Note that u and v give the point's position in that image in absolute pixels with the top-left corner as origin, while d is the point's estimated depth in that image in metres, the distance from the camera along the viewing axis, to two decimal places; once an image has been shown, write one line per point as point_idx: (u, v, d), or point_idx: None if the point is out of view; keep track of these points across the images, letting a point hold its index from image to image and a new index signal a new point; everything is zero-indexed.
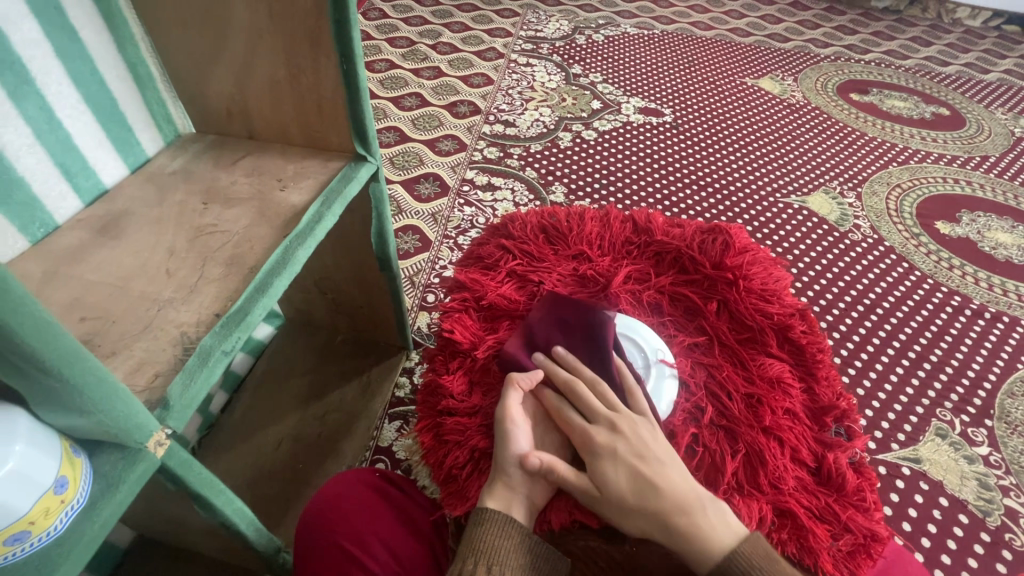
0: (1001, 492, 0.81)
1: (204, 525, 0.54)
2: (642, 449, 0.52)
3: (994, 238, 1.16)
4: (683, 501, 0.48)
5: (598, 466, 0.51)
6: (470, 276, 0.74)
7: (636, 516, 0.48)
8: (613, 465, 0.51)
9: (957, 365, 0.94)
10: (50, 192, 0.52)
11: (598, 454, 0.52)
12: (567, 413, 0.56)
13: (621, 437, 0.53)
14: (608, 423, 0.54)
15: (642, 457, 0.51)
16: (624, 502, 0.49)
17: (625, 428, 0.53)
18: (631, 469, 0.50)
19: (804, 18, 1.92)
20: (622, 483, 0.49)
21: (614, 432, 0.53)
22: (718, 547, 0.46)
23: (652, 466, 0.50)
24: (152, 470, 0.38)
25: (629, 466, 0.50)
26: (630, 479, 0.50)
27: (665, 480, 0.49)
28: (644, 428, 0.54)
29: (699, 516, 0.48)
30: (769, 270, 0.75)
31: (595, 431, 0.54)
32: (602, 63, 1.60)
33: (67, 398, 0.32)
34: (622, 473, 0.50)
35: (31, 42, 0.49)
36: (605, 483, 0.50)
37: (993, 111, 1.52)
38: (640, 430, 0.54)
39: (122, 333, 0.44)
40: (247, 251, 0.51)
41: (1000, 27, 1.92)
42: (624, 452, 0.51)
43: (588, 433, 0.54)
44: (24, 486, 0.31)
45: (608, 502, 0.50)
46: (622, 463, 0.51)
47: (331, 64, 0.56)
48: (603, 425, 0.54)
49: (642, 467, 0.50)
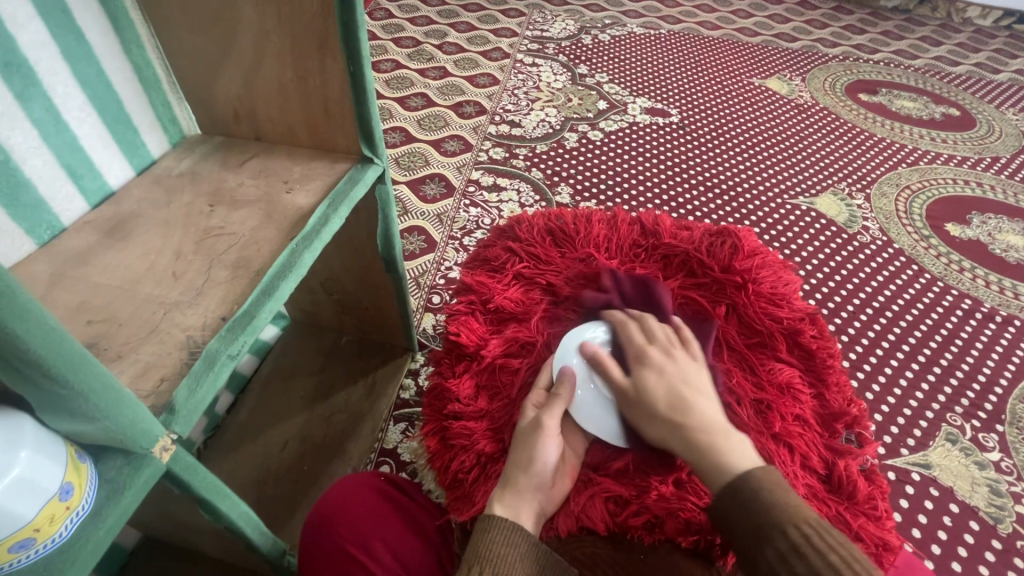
0: (1013, 498, 0.80)
1: (209, 528, 0.54)
2: (687, 378, 0.56)
3: (1005, 240, 1.15)
4: (707, 420, 0.51)
5: (640, 373, 0.57)
6: (477, 278, 0.73)
7: (661, 421, 0.53)
8: (654, 377, 0.56)
9: (968, 369, 0.93)
10: (56, 194, 0.52)
11: (644, 366, 0.58)
12: (631, 331, 0.62)
13: (669, 360, 0.58)
14: (662, 348, 0.59)
15: (683, 379, 0.55)
16: (653, 406, 0.54)
17: (676, 356, 0.58)
18: (668, 385, 0.55)
19: (811, 17, 1.91)
20: (658, 395, 0.55)
21: (664, 355, 0.59)
22: (724, 465, 0.47)
23: (689, 388, 0.54)
24: (157, 474, 0.38)
25: (668, 382, 0.55)
26: (665, 391, 0.55)
27: (697, 400, 0.53)
28: (693, 362, 0.58)
29: (719, 437, 0.50)
30: (778, 273, 0.74)
31: (647, 350, 0.59)
32: (608, 63, 1.59)
33: (74, 404, 0.32)
34: (659, 385, 0.55)
35: (38, 43, 0.49)
36: (641, 388, 0.56)
37: (1004, 111, 1.51)
38: (688, 361, 0.58)
39: (128, 337, 0.44)
40: (253, 253, 0.51)
41: (1011, 27, 1.90)
42: (667, 370, 0.57)
43: (642, 354, 0.59)
44: (29, 492, 0.31)
45: (640, 405, 0.55)
46: (663, 378, 0.56)
47: (338, 66, 0.55)
48: (658, 348, 0.59)
49: (679, 386, 0.55)
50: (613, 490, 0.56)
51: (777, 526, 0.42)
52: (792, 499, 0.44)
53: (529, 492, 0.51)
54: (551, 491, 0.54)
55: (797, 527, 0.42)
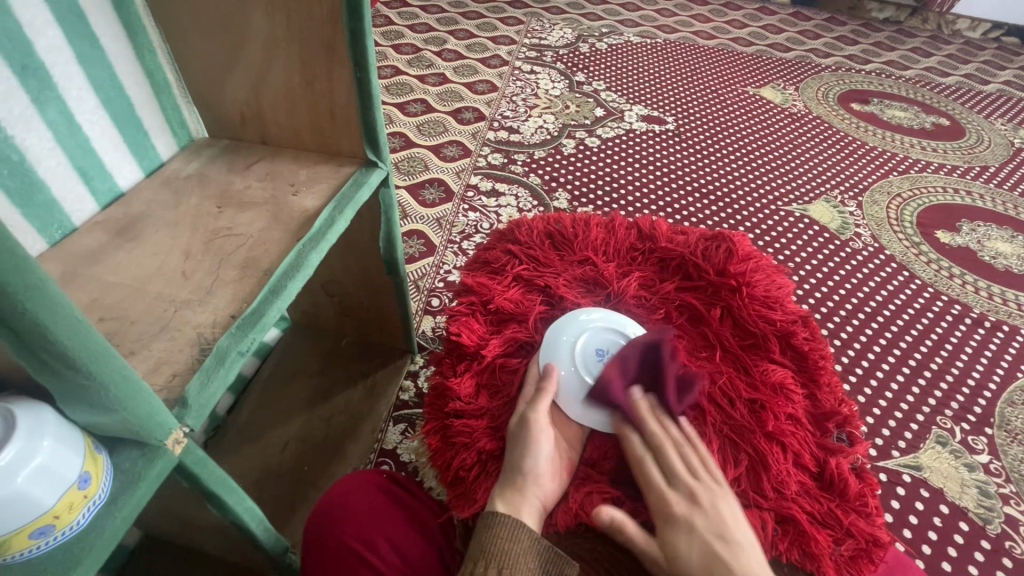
0: (1001, 499, 0.81)
1: (214, 524, 0.55)
2: (721, 529, 0.50)
3: (994, 247, 1.17)
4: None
5: (670, 533, 0.50)
6: (477, 280, 0.75)
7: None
8: (687, 538, 0.50)
9: (957, 373, 0.95)
10: (68, 195, 0.53)
11: (673, 523, 0.51)
12: (647, 472, 0.56)
13: (699, 508, 0.52)
14: (689, 493, 0.53)
15: (720, 537, 0.50)
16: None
17: (705, 502, 0.52)
18: (706, 547, 0.49)
19: (805, 28, 1.94)
20: (696, 559, 0.48)
21: (692, 503, 0.52)
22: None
23: (730, 549, 0.49)
24: (169, 467, 0.39)
25: (705, 542, 0.49)
26: (702, 553, 0.48)
27: (745, 567, 0.47)
28: (723, 503, 0.53)
29: None
30: (771, 277, 0.76)
31: (673, 499, 0.53)
32: (605, 71, 1.61)
33: (93, 395, 0.33)
34: (695, 549, 0.49)
35: (55, 48, 0.50)
36: (675, 555, 0.49)
37: (993, 122, 1.54)
38: (719, 506, 0.52)
39: (140, 334, 0.45)
40: (261, 253, 0.52)
41: (1000, 39, 1.94)
42: (700, 527, 0.50)
43: (666, 500, 0.53)
44: (51, 480, 0.32)
45: (676, 574, 0.48)
46: (697, 539, 0.50)
47: (345, 72, 0.57)
48: (683, 494, 0.53)
49: (718, 549, 0.49)
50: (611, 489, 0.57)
51: None
52: None
53: (527, 487, 0.53)
54: (549, 485, 0.55)
55: None
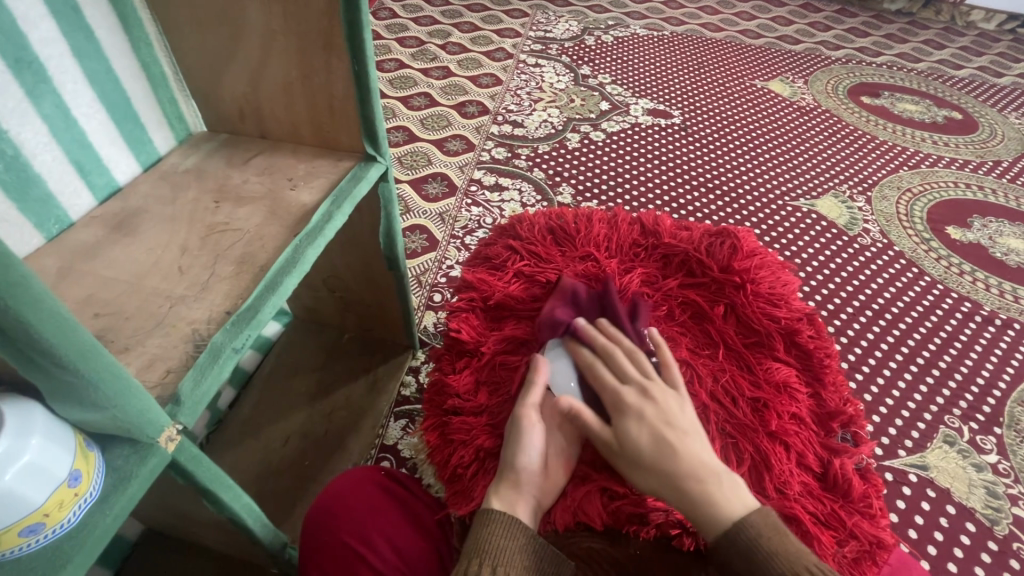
0: (1010, 500, 0.80)
1: (211, 519, 0.55)
2: (669, 416, 0.52)
3: (1006, 243, 1.15)
4: (698, 465, 0.48)
5: (621, 420, 0.53)
6: (477, 276, 0.74)
7: (647, 468, 0.49)
8: (635, 424, 0.52)
9: (966, 372, 0.94)
10: (65, 189, 0.53)
11: (624, 412, 0.53)
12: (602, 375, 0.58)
13: (648, 398, 0.54)
14: (640, 387, 0.55)
15: (666, 421, 0.52)
16: (638, 455, 0.50)
17: (656, 394, 0.54)
18: (652, 430, 0.51)
19: (815, 20, 1.91)
20: (641, 440, 0.51)
21: (643, 395, 0.55)
22: (725, 519, 0.45)
23: (674, 430, 0.51)
24: (163, 464, 0.39)
25: (651, 426, 0.51)
26: (647, 435, 0.51)
27: (686, 446, 0.49)
28: (674, 396, 0.55)
29: (714, 485, 0.47)
30: (777, 274, 0.75)
31: (624, 392, 0.55)
32: (611, 64, 1.60)
33: (82, 392, 0.33)
34: (643, 433, 0.51)
35: (50, 41, 0.49)
36: (623, 439, 0.52)
37: (1007, 115, 1.51)
38: (669, 398, 0.54)
39: (135, 329, 0.45)
40: (258, 249, 0.52)
41: (1015, 30, 1.90)
42: (649, 414, 0.53)
43: (618, 393, 0.56)
44: (40, 478, 0.31)
45: (623, 453, 0.51)
46: (646, 424, 0.52)
47: (342, 66, 0.56)
48: (635, 389, 0.55)
49: (665, 431, 0.51)
50: (612, 485, 0.57)
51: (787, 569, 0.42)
52: (795, 546, 0.43)
53: (524, 485, 0.52)
54: (547, 483, 0.55)
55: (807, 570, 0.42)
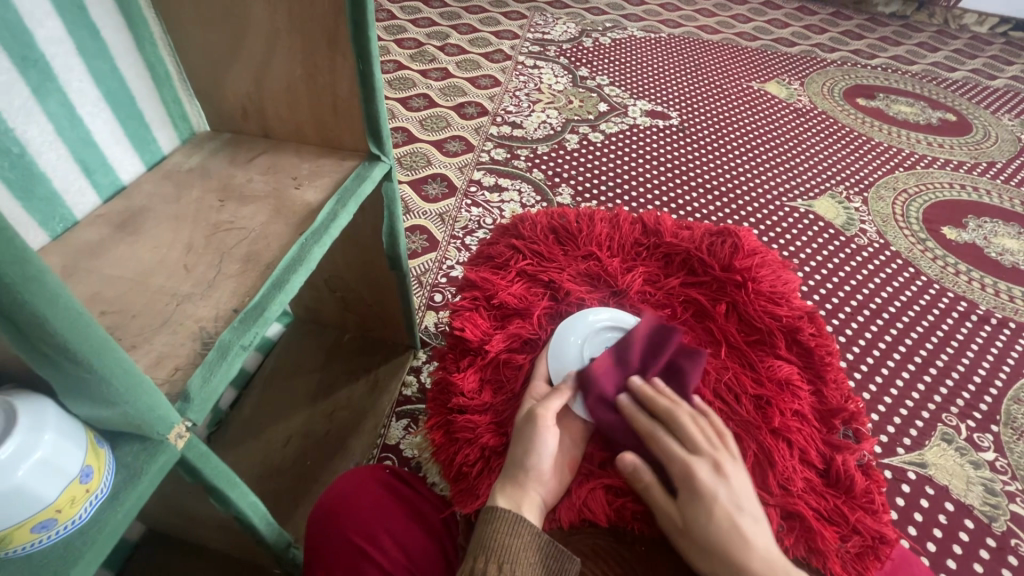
0: (1007, 497, 0.81)
1: (215, 518, 0.54)
2: (740, 501, 0.51)
3: (1001, 244, 1.16)
4: (774, 569, 0.47)
5: (694, 499, 0.51)
6: (481, 275, 0.75)
7: (722, 559, 0.48)
8: (710, 506, 0.50)
9: (963, 371, 0.95)
10: (70, 188, 0.53)
11: (697, 488, 0.52)
12: (669, 441, 0.56)
13: (723, 478, 0.53)
14: (712, 462, 0.54)
15: (740, 510, 0.51)
16: (712, 543, 0.49)
17: (727, 473, 0.53)
18: (728, 517, 0.50)
19: (810, 23, 1.93)
20: (716, 526, 0.49)
21: (715, 472, 0.53)
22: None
23: (749, 523, 0.50)
24: (172, 460, 0.39)
25: (726, 514, 0.50)
26: (721, 520, 0.50)
27: (762, 545, 0.49)
28: (742, 478, 0.54)
29: None
30: (777, 272, 0.76)
31: (696, 466, 0.53)
32: (609, 66, 1.60)
33: (95, 389, 0.33)
34: (716, 516, 0.50)
35: (55, 40, 0.49)
36: (696, 523, 0.50)
37: (999, 117, 1.53)
38: (738, 480, 0.53)
39: (143, 327, 0.45)
40: (263, 248, 0.52)
41: (1007, 33, 1.92)
42: (723, 499, 0.51)
43: (690, 464, 0.53)
44: (52, 474, 0.31)
45: (693, 537, 0.50)
46: (722, 509, 0.51)
47: (347, 64, 0.56)
48: (707, 465, 0.53)
49: (740, 520, 0.50)
50: (615, 482, 0.57)
51: None
52: None
53: (527, 484, 0.53)
54: (550, 483, 0.55)
55: None
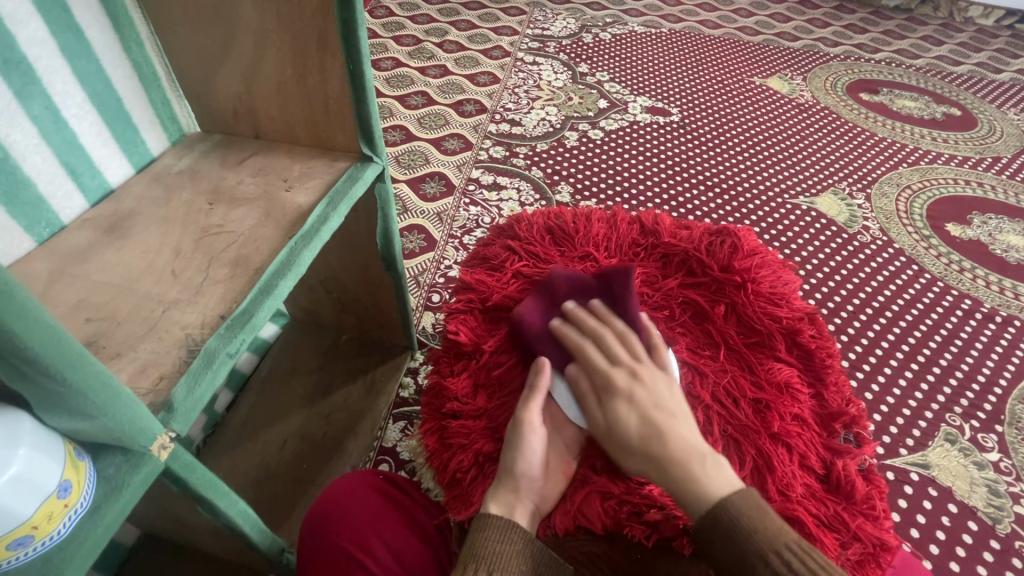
0: (1011, 499, 0.80)
1: (206, 526, 0.54)
2: (657, 398, 0.55)
3: (1006, 240, 1.15)
4: (687, 450, 0.50)
5: (613, 403, 0.55)
6: (476, 277, 0.74)
7: (640, 451, 0.52)
8: (625, 407, 0.54)
9: (968, 370, 0.93)
10: (56, 192, 0.52)
11: (615, 394, 0.56)
12: (591, 355, 0.60)
13: (638, 379, 0.57)
14: (631, 369, 0.58)
15: (656, 404, 0.54)
16: (628, 438, 0.53)
17: (645, 377, 0.57)
18: (641, 414, 0.53)
19: (813, 17, 1.90)
20: (631, 422, 0.53)
21: (633, 377, 0.57)
22: (712, 508, 0.46)
23: (662, 413, 0.53)
24: (156, 472, 0.38)
25: (641, 411, 0.54)
26: (635, 417, 0.53)
27: (675, 432, 0.51)
28: (663, 381, 0.57)
29: (695, 466, 0.49)
30: (778, 273, 0.74)
31: (614, 375, 0.57)
32: (609, 62, 1.59)
33: (71, 401, 0.32)
34: (632, 415, 0.54)
35: (38, 41, 0.49)
36: (615, 422, 0.54)
37: (1005, 111, 1.50)
38: (658, 381, 0.56)
39: (128, 334, 0.44)
40: (252, 252, 0.51)
41: (1013, 26, 1.89)
42: (638, 398, 0.55)
43: (609, 376, 0.58)
44: (27, 489, 0.31)
45: (614, 435, 0.54)
46: (636, 407, 0.54)
47: (337, 65, 0.55)
48: (624, 372, 0.57)
49: (652, 414, 0.53)
50: (611, 487, 0.56)
51: (762, 553, 0.42)
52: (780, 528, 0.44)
53: (521, 491, 0.52)
54: (545, 490, 0.55)
55: (777, 554, 0.42)
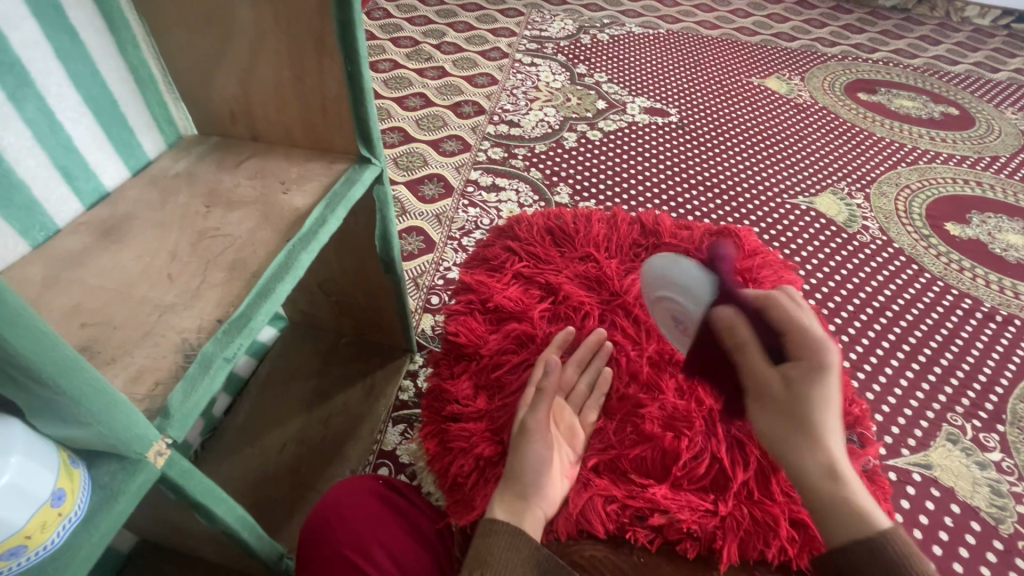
0: (1014, 498, 0.79)
1: (204, 532, 0.53)
2: (834, 396, 0.51)
3: (1005, 239, 1.14)
4: (841, 472, 0.47)
5: (801, 377, 0.51)
6: (476, 278, 0.74)
7: (791, 441, 0.49)
8: (814, 388, 0.50)
9: (969, 370, 0.93)
10: (50, 196, 0.52)
11: (806, 369, 0.51)
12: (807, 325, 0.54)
13: (835, 376, 0.51)
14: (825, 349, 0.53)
15: (835, 402, 0.51)
16: (804, 422, 0.49)
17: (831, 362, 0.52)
18: (825, 406, 0.50)
19: (811, 17, 1.90)
20: (813, 406, 0.50)
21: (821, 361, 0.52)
22: (860, 528, 0.44)
23: (837, 413, 0.50)
24: (152, 480, 0.37)
25: (825, 399, 0.50)
26: (818, 404, 0.50)
27: (834, 451, 0.48)
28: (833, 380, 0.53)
29: (859, 491, 0.46)
30: (779, 273, 0.74)
31: (807, 347, 0.52)
32: (608, 63, 1.59)
33: (65, 409, 0.32)
34: (816, 400, 0.50)
35: (32, 44, 0.48)
36: (800, 398, 0.50)
37: (1003, 110, 1.51)
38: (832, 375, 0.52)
39: (124, 340, 0.43)
40: (249, 254, 0.51)
41: (1010, 26, 1.90)
42: (828, 384, 0.51)
43: (800, 344, 0.53)
44: (19, 499, 0.30)
45: (772, 410, 0.51)
46: (818, 392, 0.50)
47: (335, 66, 0.55)
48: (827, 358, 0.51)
49: (831, 412, 0.50)
50: (612, 490, 0.57)
51: None
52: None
53: (527, 497, 0.51)
54: (551, 495, 0.54)
55: None
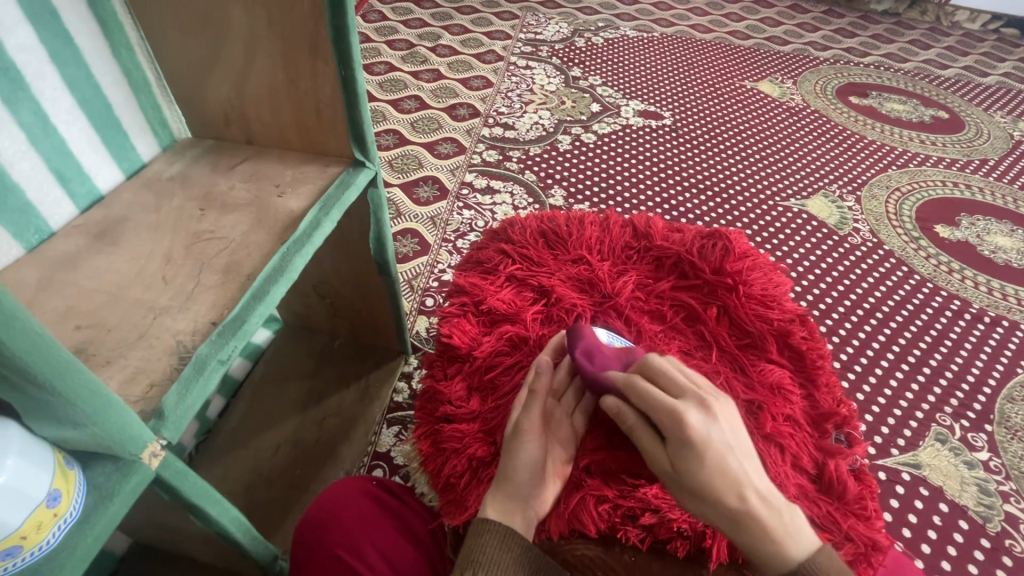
0: (1001, 497, 0.80)
1: (198, 533, 0.53)
2: (716, 441, 0.46)
3: (993, 242, 1.16)
4: (751, 518, 0.43)
5: (678, 447, 0.47)
6: (469, 280, 0.74)
7: (694, 511, 0.46)
8: (692, 455, 0.46)
9: (957, 370, 0.94)
10: (44, 198, 0.52)
11: (680, 435, 0.47)
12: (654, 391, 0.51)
13: (704, 425, 0.47)
14: (691, 401, 0.49)
15: (725, 447, 0.46)
16: (697, 489, 0.45)
17: (692, 412, 0.48)
18: (712, 462, 0.45)
19: (803, 21, 1.92)
20: (698, 472, 0.45)
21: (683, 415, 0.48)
22: (794, 566, 0.42)
23: (731, 456, 0.46)
24: (146, 481, 0.38)
25: (711, 454, 0.46)
26: (701, 467, 0.45)
27: (738, 501, 0.44)
28: (715, 419, 0.48)
29: (778, 531, 0.43)
30: (769, 275, 0.75)
31: (666, 413, 0.49)
32: (602, 66, 1.60)
33: (60, 410, 0.32)
34: (695, 464, 0.45)
35: (27, 48, 0.49)
36: (683, 467, 0.46)
37: (992, 114, 1.52)
38: (707, 414, 0.48)
39: (118, 342, 0.44)
40: (244, 257, 0.51)
41: (999, 30, 1.92)
42: (706, 438, 0.46)
43: (661, 411, 0.50)
44: (14, 499, 0.31)
45: (672, 489, 0.48)
46: (695, 453, 0.46)
47: (328, 70, 0.55)
48: (680, 413, 0.48)
49: (720, 461, 0.45)
50: (604, 490, 0.57)
51: None
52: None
53: (519, 497, 0.52)
54: (543, 495, 0.55)
55: None
